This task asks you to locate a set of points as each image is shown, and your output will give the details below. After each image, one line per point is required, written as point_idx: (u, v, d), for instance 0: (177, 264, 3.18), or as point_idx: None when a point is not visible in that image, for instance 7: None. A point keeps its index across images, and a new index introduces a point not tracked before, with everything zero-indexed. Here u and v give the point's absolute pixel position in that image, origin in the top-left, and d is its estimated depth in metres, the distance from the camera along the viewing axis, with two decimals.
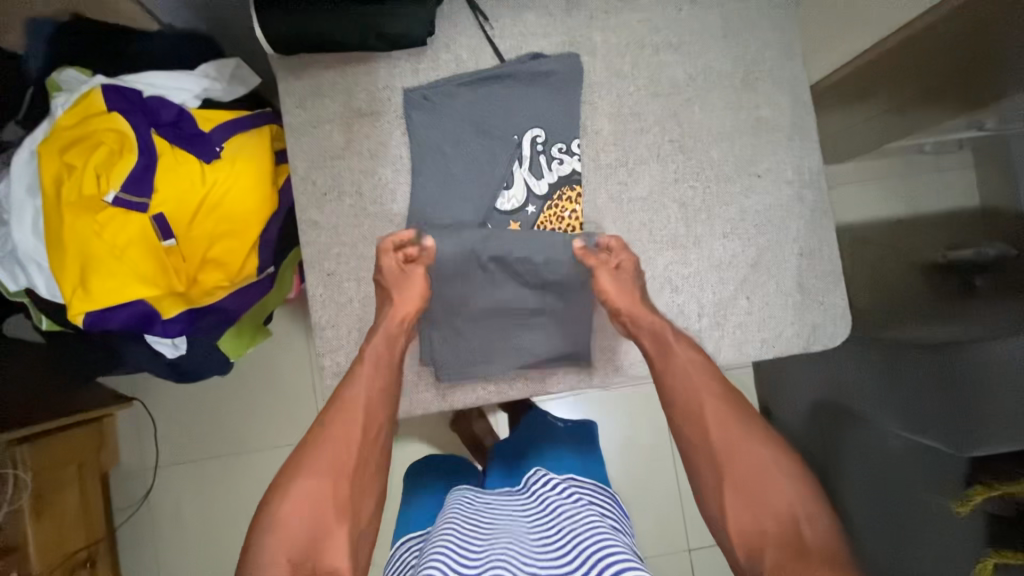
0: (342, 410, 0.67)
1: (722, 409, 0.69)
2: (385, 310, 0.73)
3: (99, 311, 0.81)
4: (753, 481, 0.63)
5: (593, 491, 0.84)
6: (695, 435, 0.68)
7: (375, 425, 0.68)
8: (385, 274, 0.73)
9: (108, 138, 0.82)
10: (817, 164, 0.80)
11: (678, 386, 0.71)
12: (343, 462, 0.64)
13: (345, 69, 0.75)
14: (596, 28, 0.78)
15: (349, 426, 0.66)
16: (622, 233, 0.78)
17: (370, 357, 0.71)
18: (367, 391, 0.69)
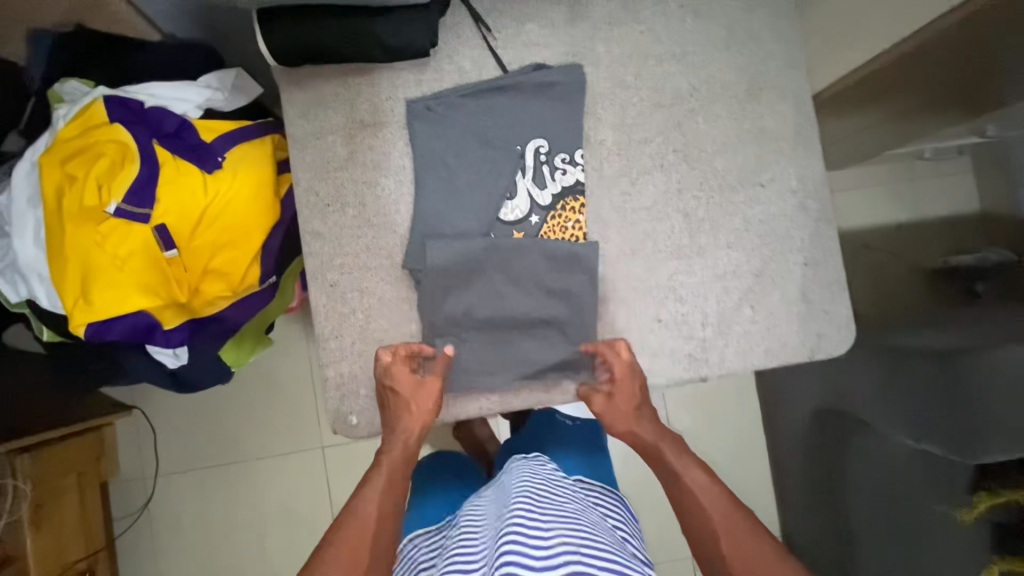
0: (350, 527, 0.64)
1: (740, 531, 0.62)
2: (400, 421, 0.72)
3: (100, 322, 0.81)
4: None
5: (602, 493, 0.90)
6: (713, 565, 0.62)
7: (384, 546, 0.64)
8: (398, 386, 0.72)
9: (109, 149, 0.81)
10: (820, 174, 0.80)
11: (688, 507, 0.68)
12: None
13: (349, 80, 0.76)
14: (599, 39, 0.78)
15: (357, 542, 0.63)
16: (626, 243, 0.78)
17: (386, 470, 0.71)
18: (378, 508, 0.67)
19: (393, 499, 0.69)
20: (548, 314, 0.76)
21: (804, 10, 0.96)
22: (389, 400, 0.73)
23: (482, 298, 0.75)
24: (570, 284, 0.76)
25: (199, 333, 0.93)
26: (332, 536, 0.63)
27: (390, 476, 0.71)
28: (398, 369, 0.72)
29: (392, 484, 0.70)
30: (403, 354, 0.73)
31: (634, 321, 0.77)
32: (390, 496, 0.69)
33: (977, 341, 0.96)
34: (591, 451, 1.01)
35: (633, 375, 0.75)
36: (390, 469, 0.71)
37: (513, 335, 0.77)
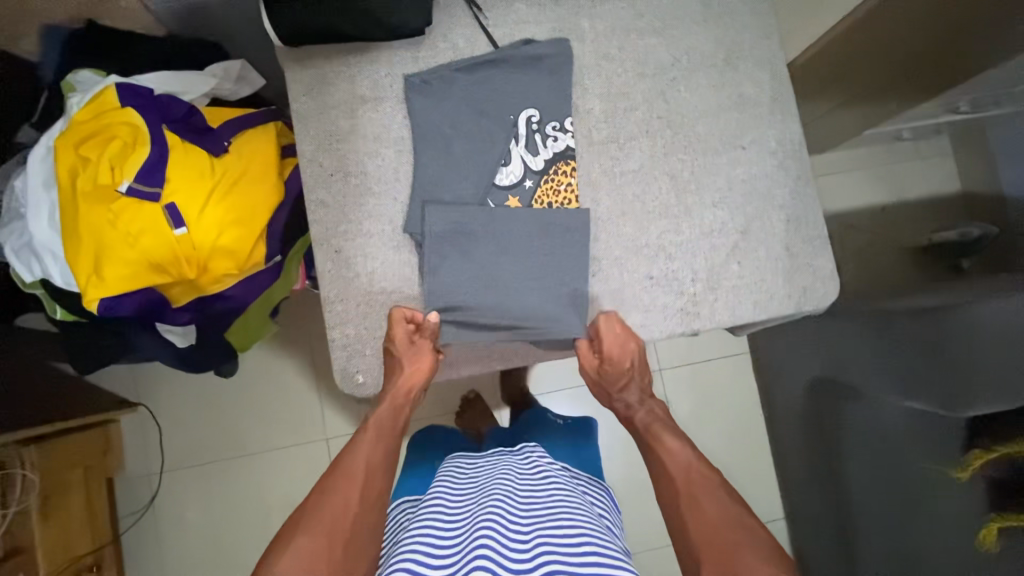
0: (343, 476, 0.73)
1: (701, 490, 0.72)
2: (391, 381, 0.78)
3: (112, 296, 0.85)
4: (724, 558, 0.63)
5: (588, 482, 0.94)
6: (673, 515, 0.72)
7: (374, 491, 0.73)
8: (394, 351, 0.76)
9: (122, 131, 0.85)
10: (798, 136, 0.84)
11: (660, 469, 0.79)
12: (339, 523, 0.68)
13: (349, 57, 0.80)
14: (584, 15, 0.83)
15: (349, 489, 0.71)
16: (616, 205, 0.81)
17: (374, 425, 0.79)
18: (367, 459, 0.75)
19: (382, 450, 0.77)
20: (546, 275, 0.79)
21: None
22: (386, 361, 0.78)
23: (479, 258, 0.78)
24: (564, 246, 0.79)
25: (206, 312, 0.96)
26: (327, 483, 0.72)
27: (379, 430, 0.78)
28: (395, 336, 0.76)
29: (381, 438, 0.78)
30: (402, 318, 0.76)
31: (627, 279, 0.81)
32: (380, 449, 0.77)
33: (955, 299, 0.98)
34: (580, 451, 1.04)
35: (630, 341, 0.80)
36: (379, 425, 0.79)
37: (511, 296, 0.79)
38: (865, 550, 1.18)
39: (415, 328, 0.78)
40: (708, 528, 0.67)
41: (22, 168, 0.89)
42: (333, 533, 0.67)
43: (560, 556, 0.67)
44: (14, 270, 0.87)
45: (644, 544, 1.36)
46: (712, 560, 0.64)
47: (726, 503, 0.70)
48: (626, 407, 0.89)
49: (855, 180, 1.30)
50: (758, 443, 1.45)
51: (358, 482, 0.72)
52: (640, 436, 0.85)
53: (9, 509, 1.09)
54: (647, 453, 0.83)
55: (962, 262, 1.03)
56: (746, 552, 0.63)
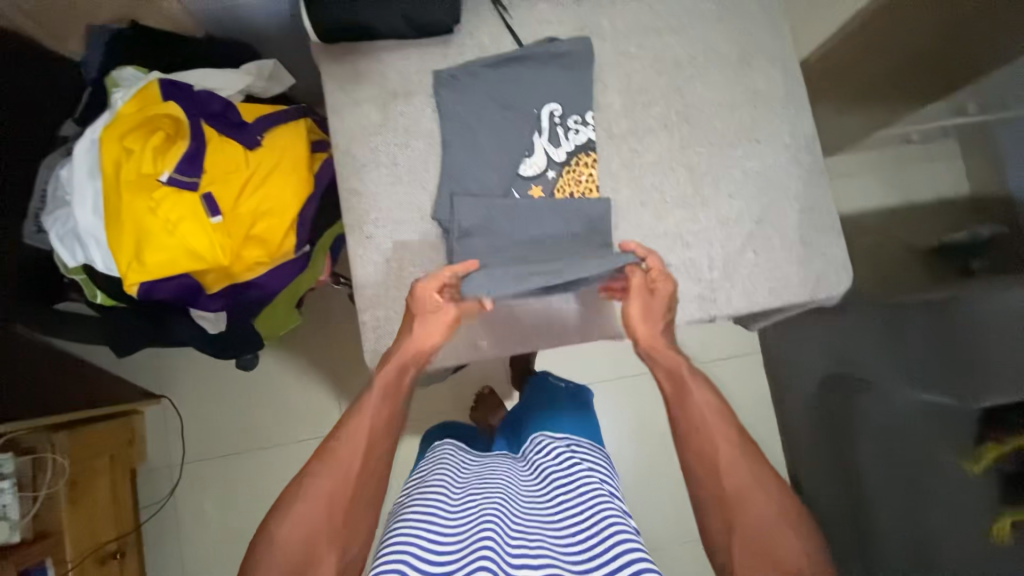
0: (346, 441, 0.71)
1: (738, 453, 0.68)
2: (403, 339, 0.79)
3: (151, 281, 0.88)
4: (762, 527, 0.62)
5: (590, 450, 0.88)
6: (706, 477, 0.68)
7: (378, 457, 0.72)
8: (414, 311, 0.78)
9: (165, 125, 0.91)
10: (811, 129, 0.87)
11: (689, 424, 0.72)
12: (341, 489, 0.68)
13: (382, 55, 0.84)
14: (604, 15, 0.87)
15: (352, 455, 0.70)
16: (636, 195, 0.85)
17: (380, 384, 0.77)
18: (371, 422, 0.74)
19: (387, 412, 0.76)
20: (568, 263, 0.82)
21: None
22: (404, 320, 0.80)
23: (503, 244, 0.82)
24: (587, 233, 0.82)
25: (238, 300, 0.99)
26: (329, 448, 0.71)
27: (387, 390, 0.77)
28: (428, 285, 0.77)
29: (387, 399, 0.76)
30: (436, 283, 0.77)
31: None
32: (383, 412, 0.75)
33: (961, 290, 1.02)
34: (589, 426, 0.98)
35: (666, 281, 0.79)
36: (386, 382, 0.77)
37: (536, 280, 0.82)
38: (880, 547, 1.18)
39: (445, 290, 0.78)
40: (745, 506, 0.64)
41: (67, 159, 0.94)
42: (333, 501, 0.67)
43: (561, 564, 0.66)
44: (57, 257, 0.91)
45: (660, 538, 1.38)
46: (749, 529, 0.63)
47: (760, 465, 0.67)
48: (664, 348, 0.80)
49: (865, 187, 1.28)
50: (771, 441, 1.46)
51: (360, 448, 0.71)
52: (667, 377, 0.79)
53: (39, 492, 1.12)
54: (673, 405, 0.76)
55: (970, 262, 1.03)
56: (784, 525, 0.62)
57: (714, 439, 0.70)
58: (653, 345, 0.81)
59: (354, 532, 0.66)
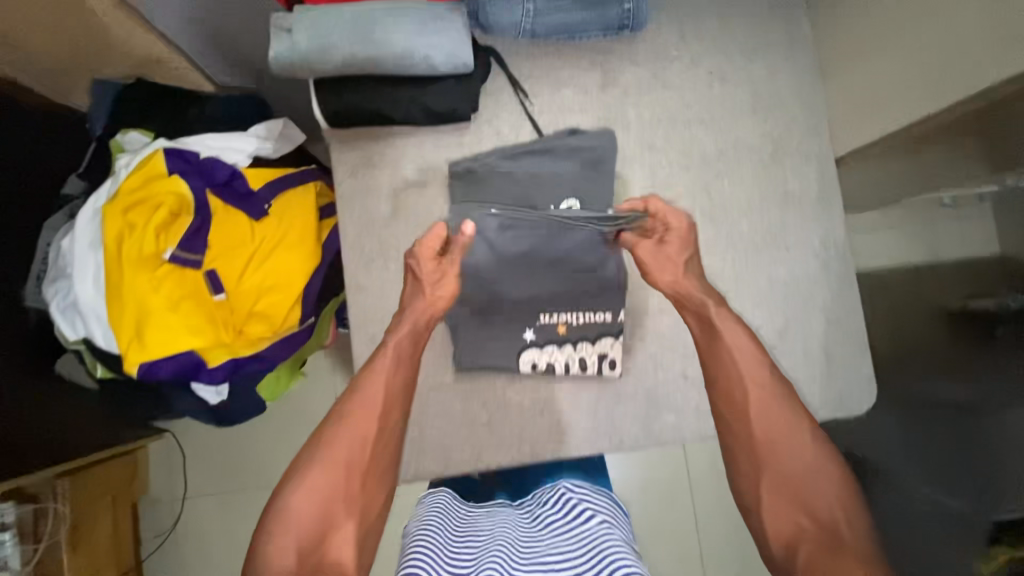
0: (360, 404, 0.69)
1: (772, 401, 0.67)
2: (414, 302, 0.75)
3: (152, 360, 0.86)
4: (794, 475, 0.63)
5: (590, 495, 0.73)
6: (736, 426, 0.68)
7: (392, 422, 0.70)
8: (420, 274, 0.75)
9: (168, 200, 0.87)
10: (844, 235, 0.82)
11: (718, 372, 0.71)
12: (357, 458, 0.66)
13: (395, 140, 0.80)
14: (630, 104, 0.82)
15: (370, 421, 0.69)
16: (654, 299, 0.81)
17: (393, 349, 0.73)
18: (386, 387, 0.71)
19: (402, 378, 0.72)
20: (578, 371, 0.79)
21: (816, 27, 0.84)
22: (409, 282, 0.77)
23: (517, 352, 0.79)
24: (599, 340, 0.79)
25: (241, 371, 0.96)
26: (341, 417, 0.69)
27: (399, 355, 0.73)
28: (426, 244, 0.75)
29: (402, 365, 0.73)
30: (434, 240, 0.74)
31: (662, 377, 0.80)
32: (399, 375, 0.72)
33: (980, 397, 0.74)
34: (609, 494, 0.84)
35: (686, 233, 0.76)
36: (400, 346, 0.73)
37: (544, 388, 0.79)
38: None
39: (444, 248, 0.76)
40: (777, 458, 0.64)
41: (69, 225, 0.91)
42: (349, 469, 0.65)
43: None
44: (58, 329, 0.89)
45: None
46: (780, 477, 0.63)
47: (792, 412, 0.67)
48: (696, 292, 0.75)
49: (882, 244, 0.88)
50: None
51: (375, 417, 0.69)
52: (696, 320, 0.75)
53: (40, 544, 1.13)
54: (703, 350, 0.73)
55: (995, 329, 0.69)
56: (817, 474, 0.63)
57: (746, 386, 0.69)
58: (679, 291, 0.75)
59: (371, 501, 0.66)
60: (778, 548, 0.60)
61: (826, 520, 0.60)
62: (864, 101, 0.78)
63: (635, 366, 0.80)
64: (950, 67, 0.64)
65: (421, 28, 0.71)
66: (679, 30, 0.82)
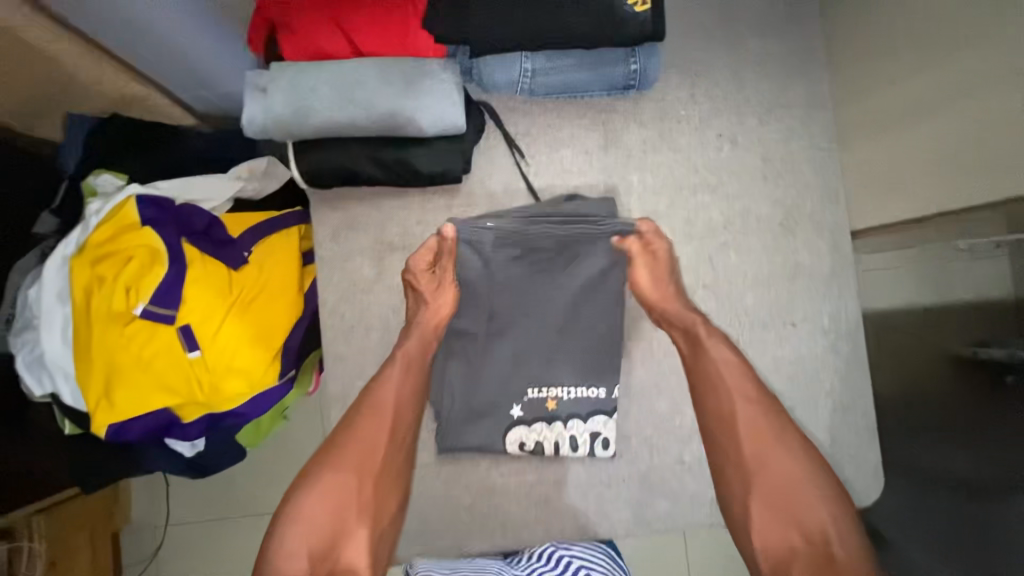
0: (370, 412, 0.67)
1: (761, 416, 0.65)
2: (419, 311, 0.73)
3: (122, 421, 0.82)
4: (782, 489, 0.61)
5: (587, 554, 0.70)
6: (726, 442, 0.66)
7: (404, 425, 0.69)
8: (418, 286, 0.73)
9: (139, 253, 0.81)
10: (857, 314, 0.77)
11: (707, 389, 0.69)
12: (369, 462, 0.66)
13: (380, 201, 0.76)
14: (633, 167, 0.77)
15: (378, 426, 0.67)
16: (652, 378, 0.76)
17: (404, 357, 0.70)
18: (397, 393, 0.69)
19: (414, 385, 0.70)
20: (568, 451, 0.75)
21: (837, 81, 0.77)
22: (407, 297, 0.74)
23: (503, 431, 0.75)
24: (591, 419, 0.75)
25: (217, 425, 0.91)
26: (353, 419, 0.67)
27: (410, 366, 0.70)
28: (419, 257, 0.72)
29: (412, 374, 0.70)
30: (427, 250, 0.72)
31: (656, 462, 0.75)
32: (409, 381, 0.70)
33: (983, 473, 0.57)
34: None
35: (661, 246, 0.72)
36: (407, 357, 0.70)
37: (531, 469, 0.75)
38: None
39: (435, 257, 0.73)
40: (766, 473, 0.62)
41: (38, 272, 0.86)
42: (361, 473, 0.65)
43: None
44: (23, 384, 0.85)
45: None
46: (769, 494, 0.62)
47: (782, 427, 0.65)
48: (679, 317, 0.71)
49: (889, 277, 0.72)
50: None
51: (386, 422, 0.67)
52: (681, 338, 0.71)
53: None
54: (689, 368, 0.71)
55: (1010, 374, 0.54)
56: (809, 489, 0.61)
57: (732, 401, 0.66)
58: (664, 313, 0.72)
59: (382, 501, 0.66)
60: (768, 565, 0.59)
61: (818, 536, 0.58)
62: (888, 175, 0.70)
63: (628, 449, 0.76)
64: (976, 147, 0.57)
65: (408, 87, 0.66)
66: (688, 89, 0.77)
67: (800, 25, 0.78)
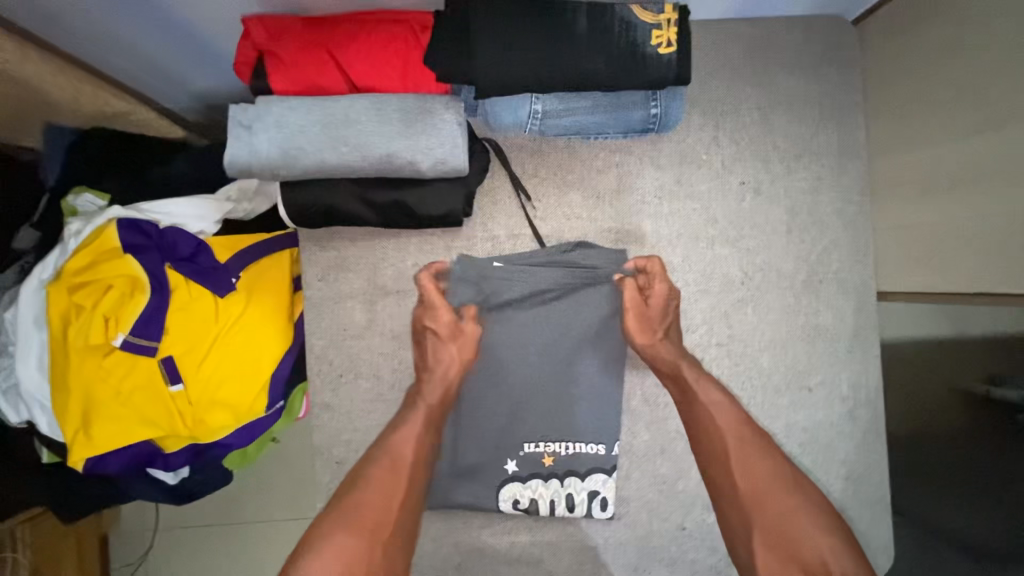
0: (386, 468, 0.61)
1: (750, 449, 0.60)
2: (439, 363, 0.68)
3: (100, 455, 0.79)
4: (781, 525, 0.55)
5: None
6: (720, 479, 0.60)
7: (418, 487, 0.62)
8: (439, 333, 0.68)
9: (118, 282, 0.77)
10: (877, 380, 0.72)
11: (697, 427, 0.64)
12: (382, 524, 0.57)
13: (374, 241, 0.72)
14: (647, 215, 0.72)
15: (392, 485, 0.60)
16: (655, 440, 0.72)
17: (422, 410, 0.66)
18: (415, 448, 0.64)
19: (430, 441, 0.65)
20: (565, 510, 0.71)
21: (874, 130, 0.71)
22: (424, 345, 0.69)
23: (496, 489, 0.71)
24: (589, 477, 0.71)
25: (202, 456, 0.88)
26: (367, 472, 0.61)
27: (428, 420, 0.66)
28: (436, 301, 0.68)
29: (430, 431, 0.66)
30: (433, 284, 0.69)
31: (656, 527, 0.72)
32: (427, 438, 0.65)
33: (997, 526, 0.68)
34: None
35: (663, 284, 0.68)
36: (429, 413, 0.66)
37: (525, 528, 0.72)
38: None
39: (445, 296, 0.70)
40: (762, 510, 0.57)
41: (14, 294, 0.82)
42: (373, 535, 0.56)
43: None
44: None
45: None
46: (770, 535, 0.55)
47: (774, 459, 0.59)
48: (670, 357, 0.66)
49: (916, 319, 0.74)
50: None
51: (402, 481, 0.61)
52: (670, 382, 0.67)
53: None
54: (680, 411, 0.66)
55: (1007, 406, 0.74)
56: (809, 525, 0.55)
57: (722, 437, 0.61)
58: (651, 355, 0.67)
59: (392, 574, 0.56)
60: None
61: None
62: (927, 241, 0.64)
63: (628, 513, 0.72)
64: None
65: (407, 126, 0.61)
66: (712, 131, 0.72)
67: (839, 65, 0.71)
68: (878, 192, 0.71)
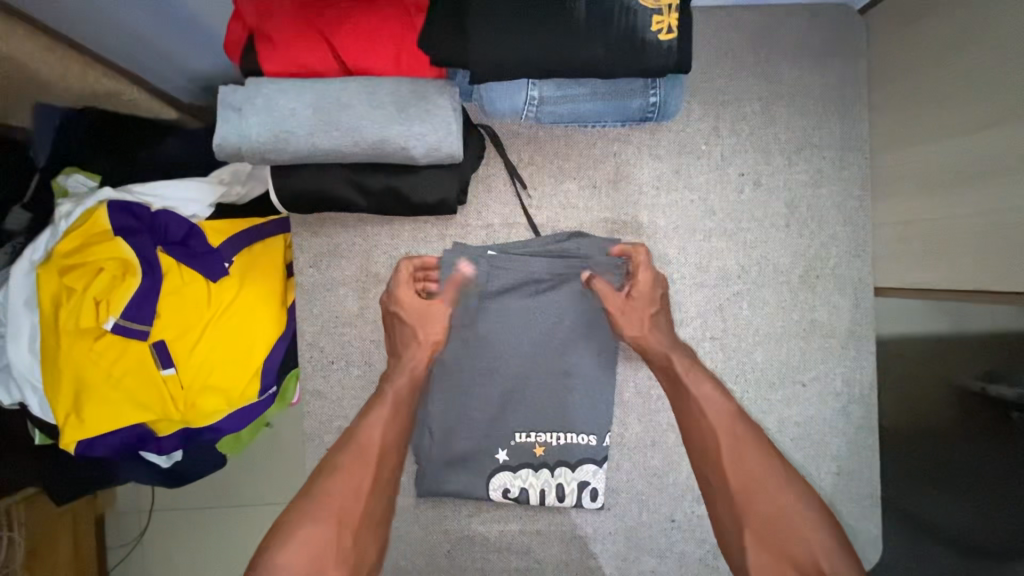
0: (355, 457, 0.59)
1: (742, 445, 0.59)
2: (408, 347, 0.67)
3: (90, 438, 0.78)
4: (773, 521, 0.55)
5: None
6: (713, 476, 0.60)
7: (387, 473, 0.61)
8: (404, 318, 0.67)
9: (109, 265, 0.76)
10: (872, 376, 0.72)
11: (689, 423, 0.63)
12: (353, 511, 0.57)
13: (367, 227, 0.72)
14: (643, 206, 0.71)
15: (360, 472, 0.59)
16: (646, 433, 0.72)
17: (390, 396, 0.64)
18: (382, 435, 0.62)
19: (399, 427, 0.63)
20: (554, 500, 0.71)
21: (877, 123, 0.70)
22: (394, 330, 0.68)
23: (486, 478, 0.71)
24: (579, 468, 0.71)
25: (194, 440, 0.87)
26: (335, 460, 0.59)
27: (394, 407, 0.64)
28: (403, 286, 0.67)
29: (400, 412, 0.64)
30: (409, 273, 0.68)
31: (645, 518, 0.72)
32: (398, 422, 0.64)
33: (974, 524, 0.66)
34: None
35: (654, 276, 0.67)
36: (397, 396, 0.65)
37: (514, 518, 0.72)
38: None
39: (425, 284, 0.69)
40: (753, 506, 0.56)
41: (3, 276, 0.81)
42: (341, 522, 0.55)
43: None
44: None
45: None
46: (762, 532, 0.55)
47: (766, 454, 0.59)
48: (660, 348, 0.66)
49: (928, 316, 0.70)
50: None
51: (370, 466, 0.59)
52: (662, 375, 0.66)
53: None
54: (673, 406, 0.65)
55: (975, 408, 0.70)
56: (799, 522, 0.54)
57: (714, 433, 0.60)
58: (643, 346, 0.66)
59: (362, 559, 0.56)
60: None
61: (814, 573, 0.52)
62: (927, 236, 0.63)
63: (617, 504, 0.72)
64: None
65: (402, 111, 0.59)
66: (712, 121, 0.71)
67: (844, 56, 0.70)
68: (879, 186, 0.70)
